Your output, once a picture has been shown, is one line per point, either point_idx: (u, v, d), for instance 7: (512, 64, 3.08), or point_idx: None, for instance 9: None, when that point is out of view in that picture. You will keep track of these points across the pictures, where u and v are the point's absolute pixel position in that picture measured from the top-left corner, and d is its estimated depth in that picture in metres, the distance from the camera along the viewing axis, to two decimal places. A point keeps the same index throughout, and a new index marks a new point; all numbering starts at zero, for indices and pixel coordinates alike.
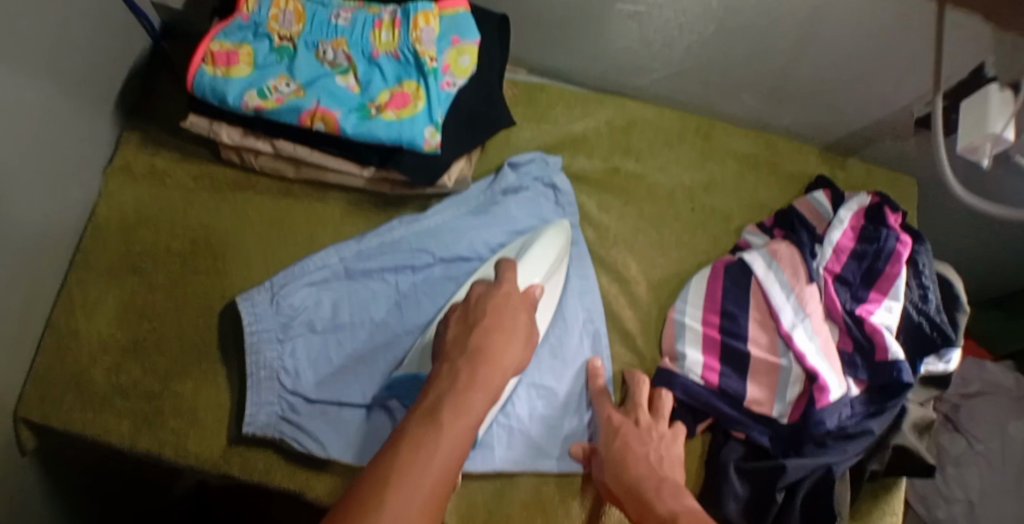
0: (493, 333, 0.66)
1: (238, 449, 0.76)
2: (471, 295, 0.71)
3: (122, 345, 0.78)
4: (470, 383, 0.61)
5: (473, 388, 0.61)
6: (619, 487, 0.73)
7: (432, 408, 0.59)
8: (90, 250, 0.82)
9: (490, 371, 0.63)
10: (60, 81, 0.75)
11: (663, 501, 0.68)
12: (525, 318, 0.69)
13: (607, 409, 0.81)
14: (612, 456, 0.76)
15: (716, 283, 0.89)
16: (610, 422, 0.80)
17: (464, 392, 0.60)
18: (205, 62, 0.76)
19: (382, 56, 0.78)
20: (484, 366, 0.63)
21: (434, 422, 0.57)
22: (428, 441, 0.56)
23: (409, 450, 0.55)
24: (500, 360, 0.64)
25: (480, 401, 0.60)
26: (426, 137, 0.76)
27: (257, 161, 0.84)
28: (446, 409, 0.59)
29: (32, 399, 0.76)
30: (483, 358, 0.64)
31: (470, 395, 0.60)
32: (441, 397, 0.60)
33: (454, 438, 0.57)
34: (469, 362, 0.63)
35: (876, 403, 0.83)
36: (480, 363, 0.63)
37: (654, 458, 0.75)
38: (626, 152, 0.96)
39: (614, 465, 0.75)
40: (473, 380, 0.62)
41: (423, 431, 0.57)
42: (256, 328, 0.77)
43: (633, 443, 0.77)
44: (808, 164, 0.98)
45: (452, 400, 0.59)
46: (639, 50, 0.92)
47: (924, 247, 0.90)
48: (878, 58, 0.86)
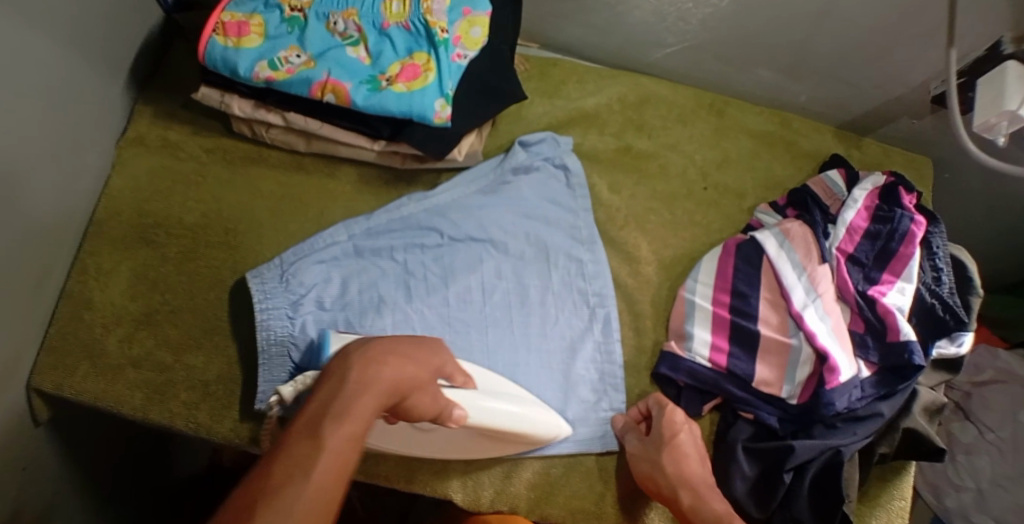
0: (395, 349, 0.64)
1: (248, 423, 0.77)
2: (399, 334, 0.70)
3: (135, 316, 0.79)
4: (356, 385, 0.59)
5: (363, 391, 0.58)
6: (676, 473, 0.76)
7: (315, 415, 0.56)
8: (103, 220, 0.82)
9: (374, 372, 0.60)
10: (75, 47, 0.75)
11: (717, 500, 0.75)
12: (433, 359, 0.67)
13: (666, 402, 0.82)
14: (675, 445, 0.78)
15: (728, 261, 0.88)
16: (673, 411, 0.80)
17: (351, 396, 0.57)
18: (216, 32, 0.76)
19: (393, 27, 0.78)
20: (383, 371, 0.61)
21: (315, 430, 0.54)
22: (307, 456, 0.53)
23: (287, 468, 0.51)
24: (402, 377, 0.62)
25: (364, 409, 0.57)
26: (437, 110, 0.75)
27: (269, 134, 0.84)
28: (328, 416, 0.55)
29: (44, 369, 0.76)
30: (374, 365, 0.61)
31: (356, 401, 0.57)
32: (328, 400, 0.57)
33: (335, 446, 0.54)
34: (361, 364, 0.60)
35: (888, 385, 0.82)
36: (378, 370, 0.61)
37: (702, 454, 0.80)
38: (639, 128, 0.95)
39: (675, 451, 0.78)
40: (356, 384, 0.59)
41: (307, 442, 0.54)
42: (266, 306, 0.77)
43: (686, 420, 0.81)
44: (823, 142, 0.97)
45: (338, 406, 0.56)
46: (653, 23, 0.91)
47: (939, 229, 0.89)
48: (895, 29, 0.85)
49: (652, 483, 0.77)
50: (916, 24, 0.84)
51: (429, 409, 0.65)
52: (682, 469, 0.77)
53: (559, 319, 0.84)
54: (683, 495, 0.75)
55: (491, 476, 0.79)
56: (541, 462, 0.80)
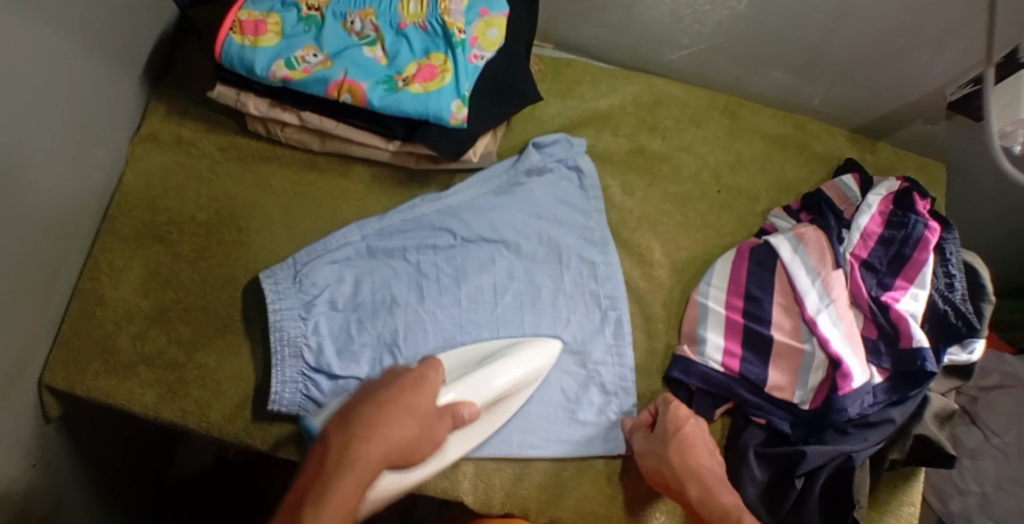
0: (385, 409, 0.66)
1: (260, 423, 0.77)
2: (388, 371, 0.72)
3: (147, 314, 0.79)
4: (342, 463, 0.62)
5: (346, 468, 0.61)
6: (681, 465, 0.75)
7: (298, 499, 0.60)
8: (116, 217, 0.81)
9: (360, 446, 0.63)
10: (90, 43, 0.75)
11: (725, 492, 0.74)
12: (429, 400, 0.69)
13: (674, 400, 0.81)
14: (680, 437, 0.77)
15: (741, 264, 0.88)
16: (678, 408, 0.80)
17: (333, 476, 0.61)
18: (233, 30, 0.75)
19: (410, 27, 0.78)
20: (362, 443, 0.63)
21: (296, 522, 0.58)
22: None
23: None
24: (382, 439, 0.64)
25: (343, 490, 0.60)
26: (453, 111, 0.75)
27: (282, 133, 0.84)
28: (310, 503, 0.59)
29: (56, 366, 0.76)
30: (356, 441, 0.63)
31: (336, 483, 0.60)
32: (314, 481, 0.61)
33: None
34: (344, 442, 0.63)
35: (900, 391, 0.82)
36: (356, 442, 0.63)
37: (711, 449, 0.78)
38: (652, 130, 0.95)
39: (681, 445, 0.77)
40: (342, 462, 0.62)
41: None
42: (278, 306, 0.77)
43: (692, 415, 0.80)
44: (837, 146, 0.97)
45: (318, 490, 0.60)
46: (670, 24, 0.91)
47: (952, 236, 0.89)
48: (914, 33, 0.85)
49: (663, 479, 0.76)
50: (935, 29, 0.84)
51: (423, 448, 0.67)
52: (689, 462, 0.76)
53: (572, 322, 0.84)
54: (690, 485, 0.74)
55: (501, 477, 0.79)
56: (551, 465, 0.80)
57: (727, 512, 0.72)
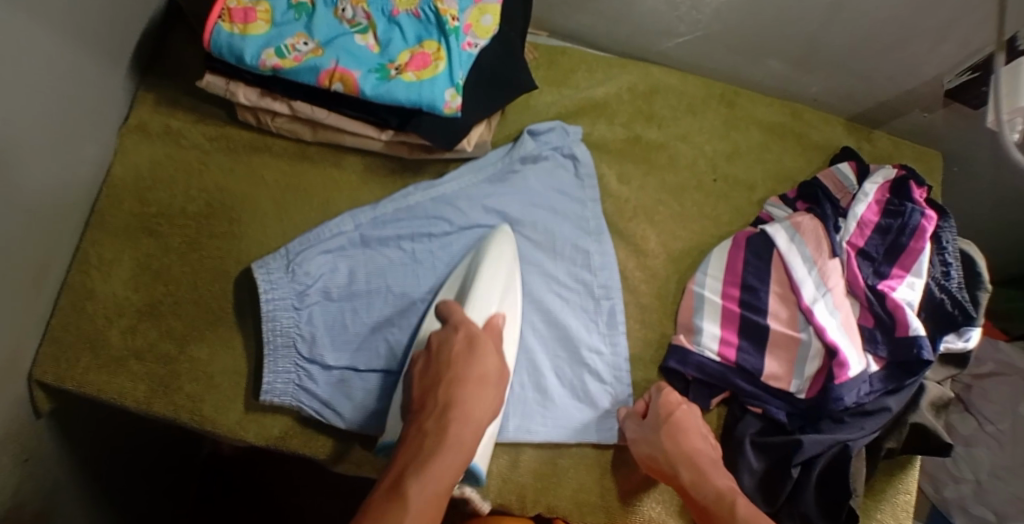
0: (464, 385, 0.67)
1: (253, 415, 0.76)
2: (431, 340, 0.71)
3: (137, 307, 0.78)
4: (439, 447, 0.63)
5: (445, 449, 0.63)
6: (675, 450, 0.75)
7: (395, 481, 0.61)
8: (105, 209, 0.80)
9: (455, 431, 0.64)
10: (75, 31, 0.73)
11: (718, 476, 0.74)
12: (493, 358, 0.69)
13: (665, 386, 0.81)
14: (673, 422, 0.77)
15: (738, 254, 0.87)
16: (669, 393, 0.80)
17: (434, 456, 0.62)
18: (222, 19, 0.74)
19: (403, 15, 0.76)
20: (453, 424, 0.65)
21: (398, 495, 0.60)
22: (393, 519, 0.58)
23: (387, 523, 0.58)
24: (470, 415, 0.66)
25: (445, 466, 0.62)
26: (447, 100, 0.74)
27: (274, 123, 0.82)
28: (411, 481, 0.61)
29: (46, 360, 0.75)
30: (451, 426, 0.64)
31: (435, 460, 0.62)
32: (409, 463, 0.62)
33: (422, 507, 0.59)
34: (438, 426, 0.65)
35: (895, 380, 0.82)
36: (450, 424, 0.65)
37: (704, 433, 0.78)
38: (648, 119, 0.94)
39: (673, 430, 0.77)
40: (451, 442, 0.64)
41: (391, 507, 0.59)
42: (271, 296, 0.76)
43: (682, 400, 0.80)
44: (834, 134, 0.96)
45: (420, 469, 0.61)
46: (666, 11, 0.90)
47: (948, 223, 0.89)
48: (912, 19, 0.84)
49: (653, 463, 0.76)
50: (933, 16, 0.83)
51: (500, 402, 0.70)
52: (682, 446, 0.76)
53: (566, 312, 0.84)
54: (682, 469, 0.75)
55: (497, 469, 0.79)
56: (547, 454, 0.80)
57: (720, 494, 0.72)
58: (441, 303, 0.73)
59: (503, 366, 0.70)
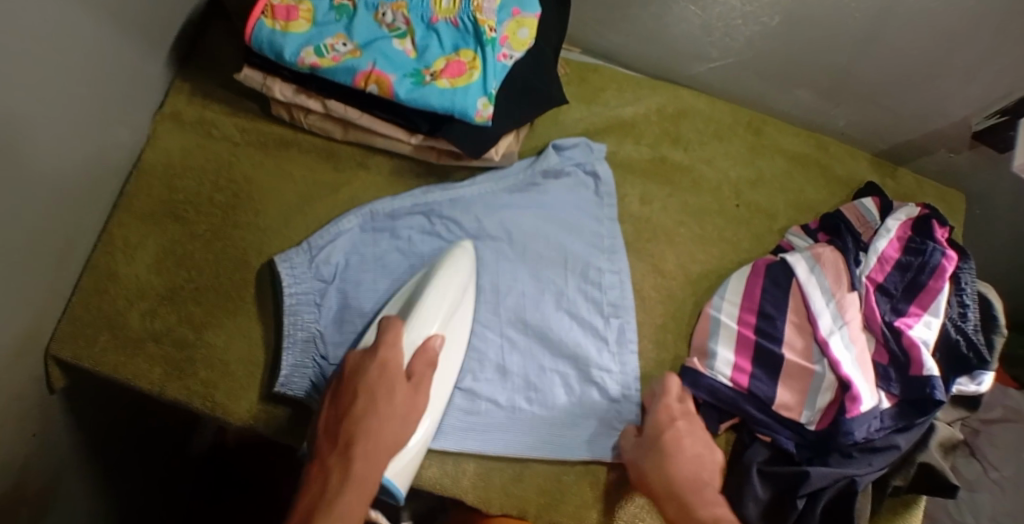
0: (367, 420, 0.68)
1: (265, 404, 0.77)
2: (347, 363, 0.72)
3: (158, 291, 0.78)
4: (341, 486, 0.66)
5: (349, 487, 0.66)
6: (660, 479, 0.75)
7: (303, 521, 0.65)
8: (134, 193, 0.81)
9: (358, 468, 0.67)
10: (119, 18, 0.75)
11: (703, 507, 0.75)
12: (402, 393, 0.71)
13: (664, 401, 0.80)
14: (662, 445, 0.77)
15: (757, 281, 0.88)
16: (665, 413, 0.79)
17: (338, 495, 0.65)
18: (264, 14, 0.75)
19: (441, 23, 0.77)
20: (358, 458, 0.67)
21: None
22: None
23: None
24: (376, 444, 0.68)
25: (349, 506, 0.65)
26: (479, 108, 0.74)
27: (306, 120, 0.83)
28: (316, 521, 0.64)
29: (66, 336, 0.76)
30: (349, 460, 0.67)
31: (343, 498, 0.65)
32: (322, 499, 0.65)
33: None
34: (341, 464, 0.67)
35: (906, 418, 0.81)
36: (355, 458, 0.67)
37: (697, 458, 0.77)
38: (674, 141, 0.95)
39: (661, 456, 0.76)
40: (355, 478, 0.66)
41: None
42: (294, 290, 0.78)
43: (676, 418, 0.79)
44: (859, 169, 0.97)
45: (325, 507, 0.65)
46: (699, 36, 0.91)
47: (969, 265, 0.89)
48: (945, 60, 0.85)
49: (655, 443, 0.77)
50: (965, 58, 0.84)
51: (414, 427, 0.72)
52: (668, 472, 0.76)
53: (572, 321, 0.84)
54: (683, 463, 0.76)
55: (502, 479, 0.79)
56: (552, 466, 0.80)
57: None
58: (382, 322, 0.73)
59: (413, 402, 0.71)
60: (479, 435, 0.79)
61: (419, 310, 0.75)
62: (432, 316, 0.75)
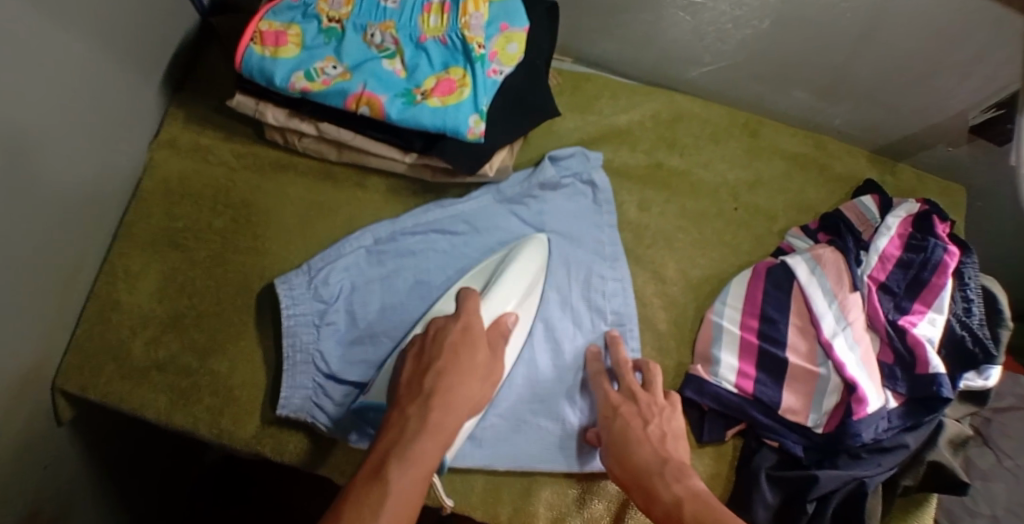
0: (448, 376, 0.67)
1: (271, 429, 0.77)
2: (430, 327, 0.72)
3: (161, 320, 0.79)
4: (418, 431, 0.63)
5: (423, 433, 0.63)
6: (622, 470, 0.73)
7: (379, 463, 0.61)
8: (133, 222, 0.82)
9: (439, 419, 0.65)
10: (109, 49, 0.75)
11: (666, 486, 0.69)
12: (483, 354, 0.70)
13: (604, 387, 0.79)
14: (614, 440, 0.75)
15: (758, 285, 0.87)
16: (608, 403, 0.78)
17: (415, 441, 0.63)
18: (253, 41, 0.75)
19: (430, 41, 0.77)
20: (436, 410, 0.65)
21: (381, 473, 0.60)
22: (378, 493, 0.59)
23: (362, 496, 0.59)
24: (452, 404, 0.66)
25: (424, 452, 0.62)
26: (471, 125, 0.74)
27: (300, 143, 0.83)
28: (391, 467, 0.61)
29: (72, 369, 0.77)
30: (435, 411, 0.65)
31: (417, 443, 0.63)
32: (396, 441, 0.63)
33: (402, 482, 0.60)
34: (420, 413, 0.65)
35: (915, 416, 0.81)
36: (433, 409, 0.65)
37: (657, 435, 0.74)
38: (670, 147, 0.94)
39: (617, 448, 0.74)
40: (432, 427, 0.64)
41: (370, 495, 0.59)
42: (293, 312, 0.78)
43: (620, 405, 0.77)
44: (857, 167, 0.96)
45: (399, 451, 0.62)
46: (691, 42, 0.90)
47: (972, 259, 0.89)
48: (940, 55, 0.84)
49: (608, 422, 0.77)
50: (960, 52, 0.83)
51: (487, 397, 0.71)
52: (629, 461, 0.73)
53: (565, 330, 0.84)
54: (637, 430, 0.75)
55: (512, 492, 0.79)
56: (560, 480, 0.80)
57: (669, 510, 0.66)
58: (461, 291, 0.74)
59: (491, 363, 0.71)
60: (486, 447, 0.79)
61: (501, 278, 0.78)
62: (514, 286, 0.78)
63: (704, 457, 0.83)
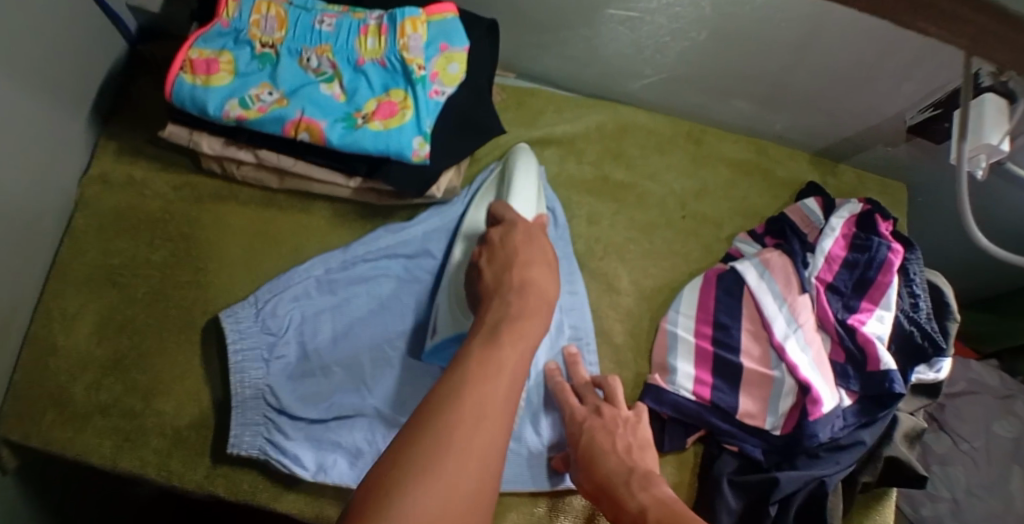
0: (529, 290, 0.65)
1: (222, 469, 0.74)
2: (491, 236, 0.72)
3: (102, 361, 0.76)
4: (512, 336, 0.60)
5: (509, 339, 0.59)
6: (592, 485, 0.71)
7: (492, 329, 0.61)
8: (67, 262, 0.79)
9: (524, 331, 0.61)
10: (29, 89, 0.72)
11: (634, 496, 0.66)
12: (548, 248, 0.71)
13: (570, 406, 0.78)
14: (584, 453, 0.74)
15: (709, 292, 0.88)
16: (574, 418, 0.77)
17: (505, 341, 0.59)
18: (184, 70, 0.73)
19: (368, 64, 0.76)
20: (519, 315, 0.62)
21: (496, 342, 0.59)
22: (494, 365, 0.56)
23: (471, 375, 0.55)
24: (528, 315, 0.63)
25: (535, 323, 0.63)
26: (415, 148, 0.74)
27: (239, 172, 0.81)
28: (475, 360, 0.57)
29: (10, 418, 0.73)
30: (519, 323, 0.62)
31: (504, 343, 0.59)
32: (500, 321, 0.62)
33: (516, 355, 0.58)
34: (507, 319, 0.62)
35: (869, 413, 0.82)
36: (515, 316, 0.62)
37: (623, 448, 0.73)
38: (617, 158, 0.95)
39: (585, 463, 0.73)
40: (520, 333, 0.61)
41: (461, 376, 0.55)
42: (240, 346, 0.76)
43: (586, 419, 0.77)
44: (800, 170, 0.99)
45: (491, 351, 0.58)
46: (631, 55, 0.90)
47: (916, 255, 0.91)
48: (873, 62, 0.85)
49: (576, 438, 0.76)
50: (893, 58, 0.84)
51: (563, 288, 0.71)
52: (597, 475, 0.71)
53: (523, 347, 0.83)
54: (605, 443, 0.74)
55: None
56: (525, 499, 0.79)
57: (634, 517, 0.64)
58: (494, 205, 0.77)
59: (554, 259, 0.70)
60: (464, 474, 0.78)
61: (515, 193, 0.82)
62: (527, 199, 0.82)
63: (667, 466, 0.82)
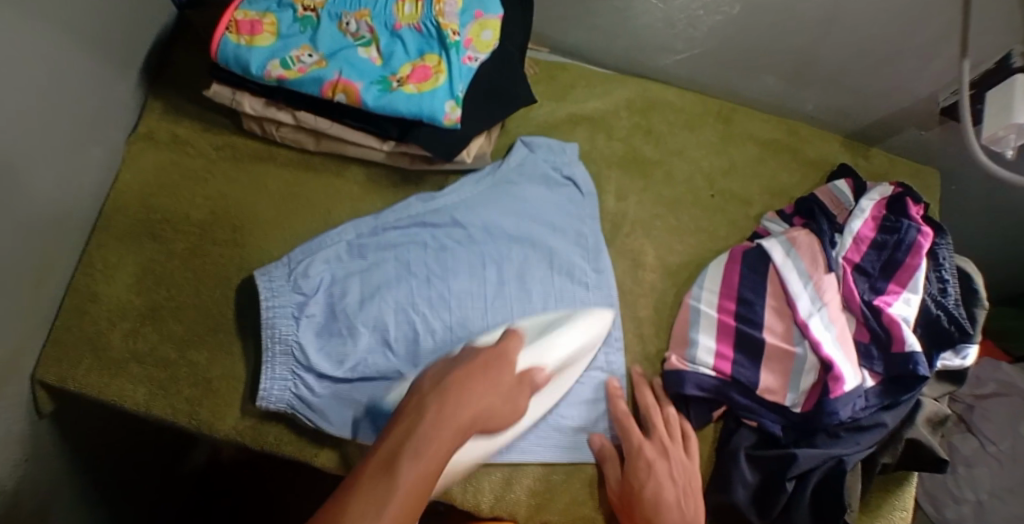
0: (472, 379, 0.69)
1: (250, 420, 0.77)
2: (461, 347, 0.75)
3: (139, 310, 0.79)
4: (434, 424, 0.64)
5: (438, 427, 0.64)
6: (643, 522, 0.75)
7: (394, 451, 0.61)
8: (110, 214, 0.82)
9: (452, 411, 0.66)
10: (84, 44, 0.75)
11: None
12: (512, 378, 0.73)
13: (635, 435, 0.79)
14: (647, 489, 0.76)
15: (733, 268, 0.88)
16: (641, 450, 0.78)
17: (429, 433, 0.63)
18: (229, 30, 0.76)
19: (405, 29, 0.78)
20: (451, 402, 0.67)
21: (390, 470, 0.60)
22: (383, 493, 0.58)
23: (363, 504, 0.57)
24: (466, 399, 0.68)
25: (465, 416, 0.67)
26: (447, 111, 0.75)
27: (277, 133, 0.84)
28: (405, 456, 0.61)
29: (49, 361, 0.77)
30: (453, 404, 0.67)
31: (428, 439, 0.63)
32: (405, 438, 0.63)
33: (437, 447, 0.63)
34: (437, 402, 0.66)
35: (891, 395, 0.82)
36: (448, 401, 0.67)
37: (683, 498, 0.77)
38: (646, 134, 0.96)
39: (641, 500, 0.76)
40: (443, 418, 0.65)
41: (381, 481, 0.59)
42: (272, 303, 0.78)
43: (654, 457, 0.78)
44: (831, 151, 0.98)
45: (412, 445, 0.62)
46: (662, 29, 0.91)
47: (945, 240, 0.90)
48: (908, 40, 0.85)
49: (639, 470, 0.78)
50: (928, 35, 0.83)
51: (503, 418, 0.72)
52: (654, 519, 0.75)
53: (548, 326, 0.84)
54: (667, 493, 0.76)
55: (494, 479, 0.79)
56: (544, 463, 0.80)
57: None
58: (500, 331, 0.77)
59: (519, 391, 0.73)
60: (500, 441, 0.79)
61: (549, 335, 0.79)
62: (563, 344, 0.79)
63: None
